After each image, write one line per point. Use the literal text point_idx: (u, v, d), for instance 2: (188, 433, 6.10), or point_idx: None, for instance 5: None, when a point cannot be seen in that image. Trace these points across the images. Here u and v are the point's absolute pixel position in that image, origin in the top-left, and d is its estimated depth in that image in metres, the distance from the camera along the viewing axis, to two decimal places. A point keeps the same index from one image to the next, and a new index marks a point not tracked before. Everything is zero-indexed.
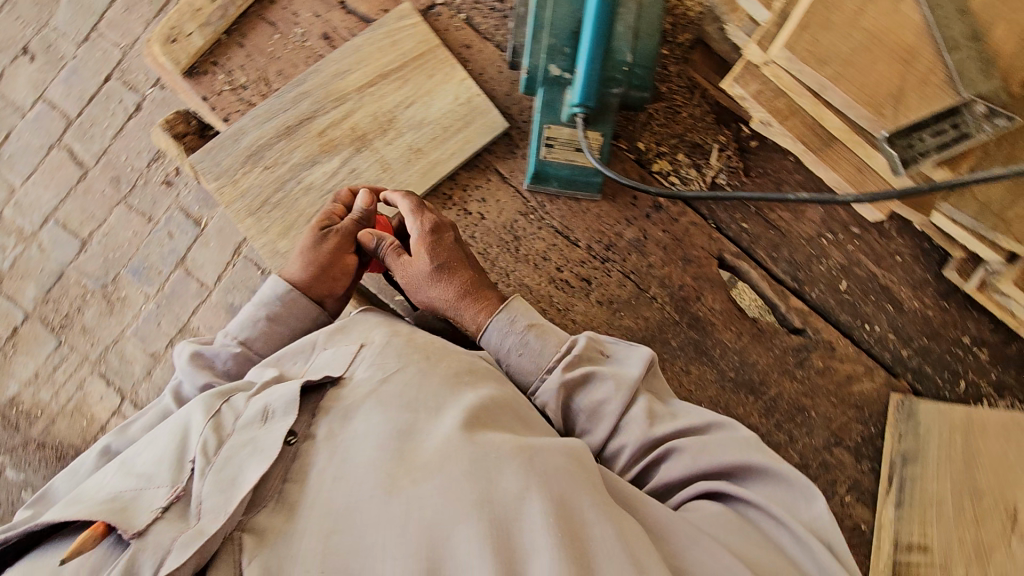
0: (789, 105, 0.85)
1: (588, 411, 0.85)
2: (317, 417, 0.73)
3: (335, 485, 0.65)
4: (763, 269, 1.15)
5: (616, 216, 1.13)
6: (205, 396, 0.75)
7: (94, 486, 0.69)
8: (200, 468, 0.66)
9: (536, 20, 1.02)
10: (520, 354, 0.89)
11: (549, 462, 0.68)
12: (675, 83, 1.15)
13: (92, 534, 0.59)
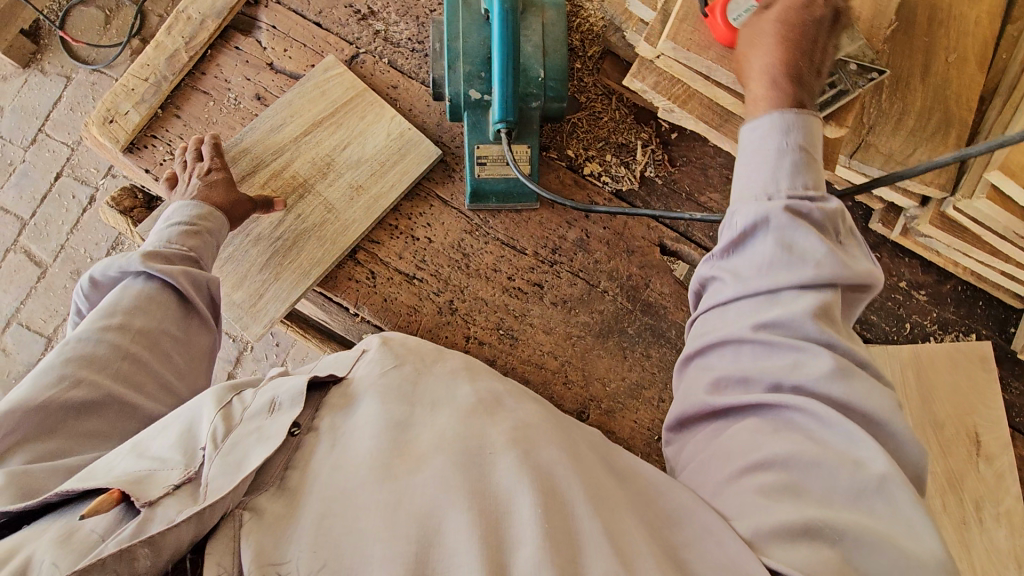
0: (686, 90, 0.92)
1: (768, 258, 0.67)
2: (320, 411, 0.67)
3: (334, 473, 0.59)
4: (704, 249, 1.21)
5: (557, 220, 1.19)
6: (216, 390, 0.70)
7: (95, 470, 0.61)
8: (210, 454, 0.59)
9: (451, 51, 1.08)
10: (755, 169, 0.72)
11: (546, 448, 0.63)
12: (592, 90, 1.23)
13: (108, 498, 0.53)
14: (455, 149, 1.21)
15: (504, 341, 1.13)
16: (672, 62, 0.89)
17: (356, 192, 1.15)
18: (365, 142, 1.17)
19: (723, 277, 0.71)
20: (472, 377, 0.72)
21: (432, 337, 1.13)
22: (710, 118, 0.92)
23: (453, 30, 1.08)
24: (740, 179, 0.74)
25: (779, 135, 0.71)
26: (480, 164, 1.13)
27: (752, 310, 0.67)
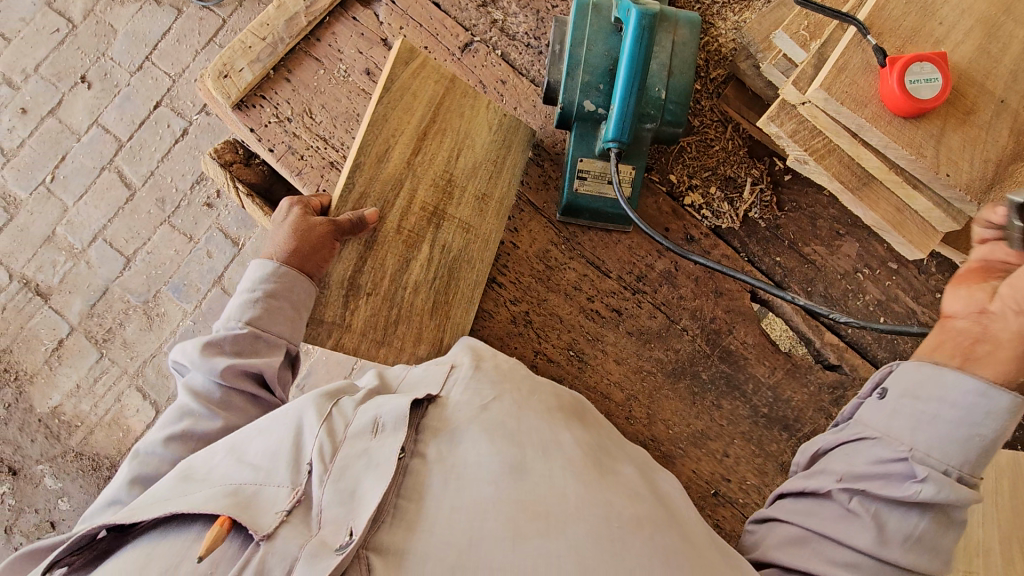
0: (826, 144, 0.84)
1: (904, 534, 0.65)
2: (423, 435, 0.73)
3: (455, 514, 0.64)
4: (798, 303, 1.14)
5: (647, 247, 1.14)
6: (314, 397, 0.78)
7: (202, 471, 0.71)
8: (318, 474, 0.67)
9: (571, 58, 1.02)
10: (944, 434, 0.66)
11: (661, 531, 0.66)
12: (708, 117, 1.16)
13: (220, 529, 0.59)
14: (554, 155, 1.16)
15: (574, 364, 1.11)
16: (818, 112, 0.81)
17: (483, 203, 1.11)
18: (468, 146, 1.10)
19: (871, 527, 0.66)
20: (568, 428, 0.78)
21: (502, 346, 1.11)
22: (846, 178, 0.84)
23: (576, 36, 1.02)
24: (913, 431, 0.68)
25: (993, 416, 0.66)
26: (580, 178, 1.08)
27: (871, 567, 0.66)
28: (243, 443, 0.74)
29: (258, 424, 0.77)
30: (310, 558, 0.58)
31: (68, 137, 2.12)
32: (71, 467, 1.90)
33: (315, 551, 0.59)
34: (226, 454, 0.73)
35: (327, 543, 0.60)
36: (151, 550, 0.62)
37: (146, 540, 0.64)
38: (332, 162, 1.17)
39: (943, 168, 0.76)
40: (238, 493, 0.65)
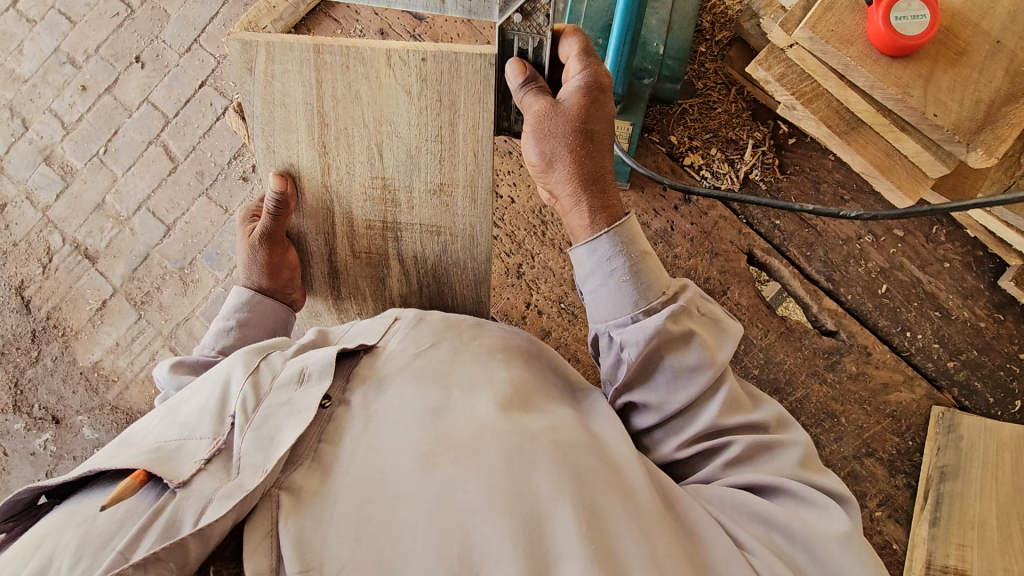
0: (814, 88, 0.83)
1: (664, 382, 0.70)
2: (352, 383, 0.69)
3: (368, 452, 0.61)
4: (796, 267, 1.13)
5: (644, 206, 1.15)
6: (244, 353, 0.73)
7: (135, 434, 0.67)
8: (239, 424, 0.63)
9: (571, 16, 1.06)
10: (612, 296, 0.72)
11: (584, 462, 0.61)
12: (712, 78, 1.16)
13: (133, 481, 0.56)
14: None
15: (564, 316, 1.13)
16: (806, 55, 0.81)
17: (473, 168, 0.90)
18: (397, 131, 0.90)
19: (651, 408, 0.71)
20: (504, 363, 0.74)
21: (495, 296, 1.14)
22: (834, 123, 0.84)
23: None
24: (596, 314, 0.74)
25: (609, 260, 0.72)
26: None
27: (677, 429, 0.70)
28: (176, 404, 0.71)
29: (193, 384, 0.73)
30: (219, 501, 0.54)
31: (120, 113, 2.18)
32: (106, 419, 2.00)
33: (225, 493, 0.54)
34: (158, 415, 0.70)
35: (239, 485, 0.55)
36: (73, 509, 0.58)
37: (75, 499, 0.60)
38: None
39: (930, 108, 0.76)
40: (161, 447, 0.61)
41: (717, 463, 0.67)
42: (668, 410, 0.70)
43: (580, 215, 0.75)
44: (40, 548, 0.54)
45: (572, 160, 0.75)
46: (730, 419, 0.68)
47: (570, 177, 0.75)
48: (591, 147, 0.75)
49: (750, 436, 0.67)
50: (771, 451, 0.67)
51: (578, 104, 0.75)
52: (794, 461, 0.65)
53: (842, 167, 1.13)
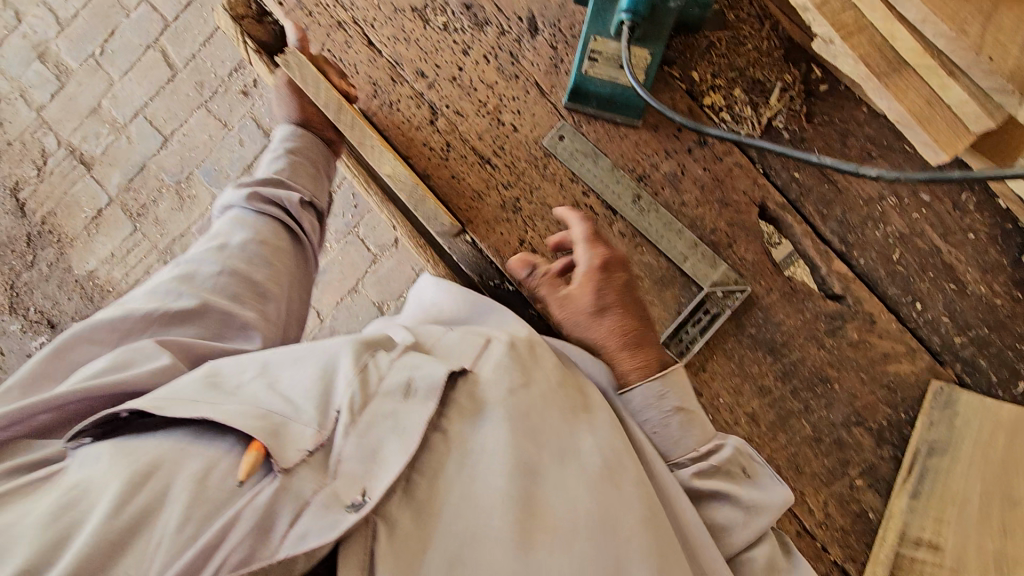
0: (857, 20, 0.75)
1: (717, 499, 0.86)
2: (449, 412, 0.78)
3: (466, 504, 0.71)
4: (809, 225, 1.06)
5: (655, 146, 1.07)
6: (353, 342, 0.79)
7: (233, 379, 0.74)
8: (344, 424, 0.70)
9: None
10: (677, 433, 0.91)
11: (665, 552, 0.75)
12: (746, 11, 1.06)
13: (254, 457, 0.65)
14: (571, 38, 1.09)
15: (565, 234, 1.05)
16: None
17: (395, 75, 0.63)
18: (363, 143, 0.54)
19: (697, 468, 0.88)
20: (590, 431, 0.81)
21: (487, 230, 1.07)
22: (874, 62, 0.75)
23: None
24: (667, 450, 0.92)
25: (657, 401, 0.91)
26: (591, 59, 1.01)
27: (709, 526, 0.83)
28: (276, 366, 0.77)
29: (293, 351, 0.79)
30: (322, 508, 0.64)
31: None
32: None
33: (327, 502, 0.65)
34: (255, 370, 0.76)
35: (339, 497, 0.66)
36: (182, 449, 0.66)
37: (168, 431, 0.68)
38: (340, 22, 1.11)
39: (986, 50, 0.68)
40: (268, 418, 0.69)
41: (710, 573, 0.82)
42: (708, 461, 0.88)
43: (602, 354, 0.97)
44: (151, 477, 0.62)
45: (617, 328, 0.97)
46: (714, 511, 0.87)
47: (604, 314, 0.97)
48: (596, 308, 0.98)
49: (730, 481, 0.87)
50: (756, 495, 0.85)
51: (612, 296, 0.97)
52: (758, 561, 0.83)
53: (874, 121, 1.05)
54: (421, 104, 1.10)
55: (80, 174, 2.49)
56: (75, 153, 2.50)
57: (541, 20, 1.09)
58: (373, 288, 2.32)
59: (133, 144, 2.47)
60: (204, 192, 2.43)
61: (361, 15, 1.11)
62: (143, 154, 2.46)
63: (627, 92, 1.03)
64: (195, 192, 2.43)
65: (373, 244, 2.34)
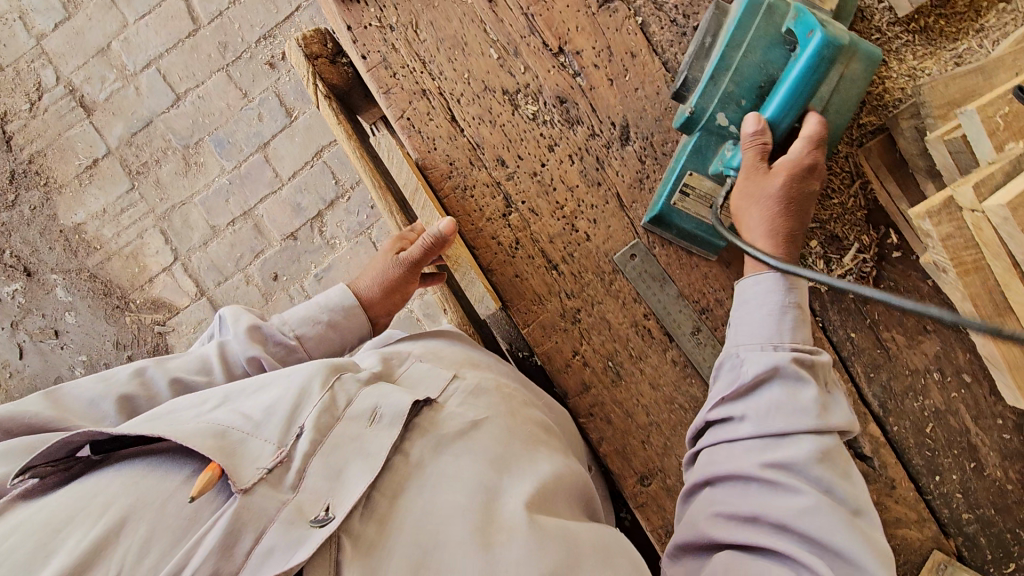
0: (976, 260, 0.80)
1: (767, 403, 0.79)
2: (410, 433, 0.79)
3: (427, 517, 0.71)
4: (854, 385, 1.08)
5: (723, 282, 1.06)
6: (322, 366, 0.82)
7: (188, 415, 0.75)
8: (307, 443, 0.72)
9: (721, 61, 0.93)
10: (758, 323, 0.86)
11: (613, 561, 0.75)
12: (836, 162, 1.04)
13: (213, 474, 0.64)
14: (660, 155, 1.05)
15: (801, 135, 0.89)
16: (986, 226, 0.77)
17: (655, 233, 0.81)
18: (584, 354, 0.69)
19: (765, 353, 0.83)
20: (548, 458, 0.85)
21: (542, 336, 1.06)
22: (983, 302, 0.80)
23: (738, 32, 0.92)
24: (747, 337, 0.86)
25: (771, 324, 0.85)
26: (681, 193, 1.01)
27: (760, 450, 0.77)
28: (237, 394, 0.79)
29: (265, 380, 0.81)
30: (285, 525, 0.64)
31: None
32: None
33: (292, 518, 0.65)
34: (215, 402, 0.78)
35: (304, 512, 0.66)
36: (142, 479, 0.67)
37: (117, 466, 0.69)
38: (424, 90, 1.04)
39: None
40: (225, 436, 0.70)
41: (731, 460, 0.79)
42: (739, 380, 0.83)
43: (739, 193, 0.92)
44: (112, 511, 0.63)
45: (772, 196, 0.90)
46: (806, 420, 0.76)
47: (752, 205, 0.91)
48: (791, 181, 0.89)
49: (785, 386, 0.80)
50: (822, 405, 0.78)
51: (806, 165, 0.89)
52: (811, 450, 0.74)
53: (936, 296, 1.06)
54: (495, 194, 1.05)
55: (77, 117, 2.31)
56: (75, 94, 2.31)
57: (634, 130, 1.05)
58: None
59: (141, 96, 2.30)
60: (213, 161, 2.31)
61: (447, 87, 1.04)
62: (151, 110, 2.30)
63: (706, 233, 1.02)
64: (203, 161, 2.31)
65: None
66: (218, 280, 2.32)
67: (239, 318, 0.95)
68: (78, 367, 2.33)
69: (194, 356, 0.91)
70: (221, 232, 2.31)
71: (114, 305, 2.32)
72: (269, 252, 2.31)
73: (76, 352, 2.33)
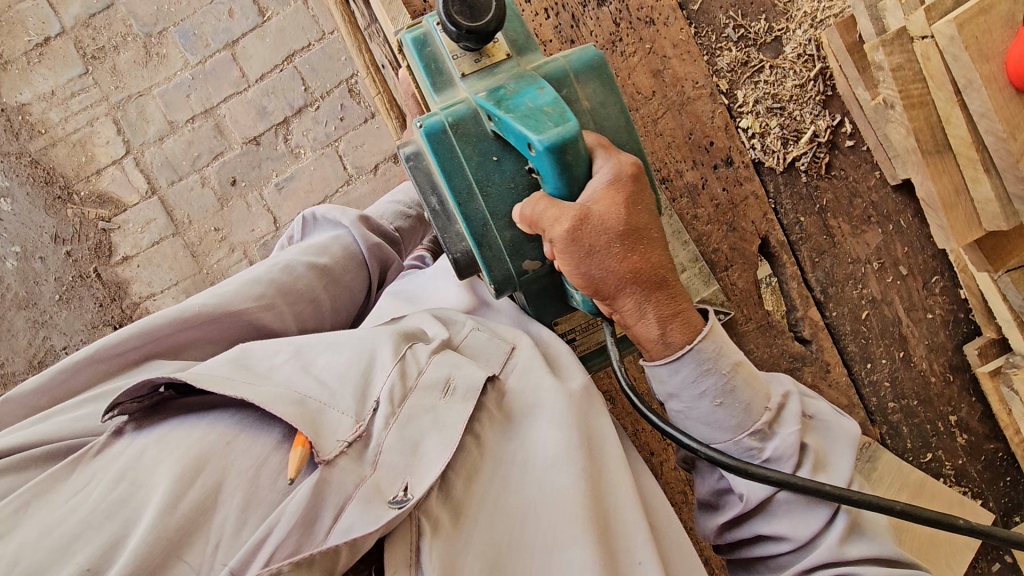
0: (921, 93, 0.96)
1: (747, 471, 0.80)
2: (478, 412, 0.84)
3: (503, 491, 0.80)
4: (800, 269, 1.11)
5: (685, 153, 1.08)
6: (393, 334, 0.87)
7: (259, 365, 0.83)
8: (384, 414, 0.79)
9: (474, 229, 0.82)
10: (705, 418, 0.80)
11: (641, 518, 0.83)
12: (797, 43, 1.07)
13: (301, 450, 0.73)
14: (635, 20, 1.06)
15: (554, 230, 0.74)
16: (931, 54, 0.94)
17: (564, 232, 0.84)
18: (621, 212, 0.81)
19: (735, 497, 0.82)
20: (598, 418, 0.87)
21: None
22: (927, 137, 0.97)
23: (456, 186, 0.82)
24: (691, 426, 0.82)
25: (702, 382, 0.79)
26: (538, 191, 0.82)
27: (754, 490, 0.79)
28: (308, 352, 0.85)
29: (332, 339, 0.87)
30: (363, 501, 0.72)
31: None
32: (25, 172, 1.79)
33: (369, 496, 0.73)
34: (286, 355, 0.85)
35: (381, 492, 0.74)
36: (216, 431, 0.76)
37: (213, 417, 0.77)
38: None
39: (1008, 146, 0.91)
40: (304, 405, 0.77)
41: (782, 543, 0.79)
42: (695, 405, 0.80)
43: (653, 324, 0.76)
44: (206, 473, 0.72)
45: (634, 278, 0.73)
46: (811, 413, 0.85)
47: (644, 293, 0.75)
48: (644, 203, 0.75)
49: (753, 439, 0.79)
50: (822, 449, 0.82)
51: (633, 167, 0.75)
52: (790, 498, 0.78)
53: (883, 189, 1.10)
54: None
55: None
56: None
57: None
58: None
59: None
60: (176, 54, 2.20)
61: None
62: None
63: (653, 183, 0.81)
64: (166, 52, 2.20)
65: (351, 164, 2.22)
66: (172, 179, 2.21)
67: (347, 211, 1.14)
68: (11, 257, 2.19)
69: (309, 245, 1.09)
70: (179, 128, 2.21)
71: (55, 195, 2.19)
72: (228, 155, 2.22)
73: (9, 242, 2.19)
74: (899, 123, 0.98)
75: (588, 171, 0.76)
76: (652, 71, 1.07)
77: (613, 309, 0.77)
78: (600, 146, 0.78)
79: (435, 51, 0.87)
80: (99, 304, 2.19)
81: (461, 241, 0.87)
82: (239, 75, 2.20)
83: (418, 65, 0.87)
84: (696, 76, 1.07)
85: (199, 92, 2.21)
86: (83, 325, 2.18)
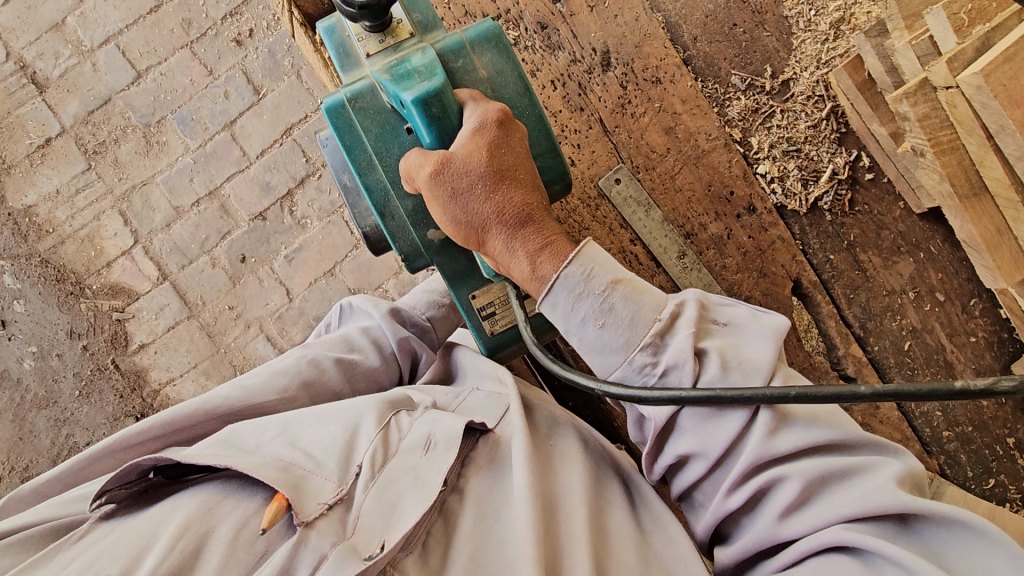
0: (952, 140, 0.98)
1: (567, 305, 0.77)
2: (466, 470, 0.84)
3: (469, 536, 0.77)
4: (835, 307, 1.10)
5: (706, 206, 1.07)
6: (377, 402, 0.89)
7: (246, 441, 0.84)
8: (365, 479, 0.79)
9: (377, 200, 0.88)
10: (598, 342, 0.77)
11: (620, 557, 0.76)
12: (805, 85, 1.09)
13: (277, 507, 0.72)
14: (642, 81, 1.07)
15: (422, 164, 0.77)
16: (957, 102, 0.94)
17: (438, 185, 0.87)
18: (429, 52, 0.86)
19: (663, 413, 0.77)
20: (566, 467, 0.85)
21: None
22: (962, 185, 0.98)
23: (356, 159, 0.86)
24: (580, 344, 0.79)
25: (579, 287, 0.76)
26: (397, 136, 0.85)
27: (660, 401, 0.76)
28: (295, 427, 0.87)
29: (322, 411, 0.89)
30: (336, 562, 0.70)
31: None
32: None
33: (345, 554, 0.71)
34: (275, 432, 0.86)
35: (357, 551, 0.71)
36: (197, 504, 0.75)
37: (196, 488, 0.78)
38: None
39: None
40: (288, 470, 0.78)
41: (700, 463, 0.76)
42: (553, 306, 0.77)
43: (522, 261, 0.77)
44: (182, 541, 0.71)
45: (497, 218, 0.76)
46: (721, 319, 0.79)
47: (509, 231, 0.77)
48: (507, 145, 0.77)
49: (569, 293, 0.76)
50: (734, 350, 0.76)
51: (499, 115, 0.78)
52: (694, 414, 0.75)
53: (908, 218, 1.09)
54: None
55: (29, 95, 2.24)
56: (27, 70, 2.24)
57: (615, 56, 1.07)
58: (351, 273, 2.19)
59: (99, 73, 2.24)
60: (176, 140, 2.23)
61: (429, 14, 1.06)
62: (110, 87, 2.23)
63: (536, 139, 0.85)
64: (165, 140, 2.23)
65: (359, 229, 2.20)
66: (181, 263, 2.21)
67: (378, 303, 1.14)
68: (27, 358, 2.18)
69: (337, 336, 1.10)
70: (185, 212, 2.22)
71: (67, 292, 2.19)
72: (234, 233, 2.22)
73: (25, 343, 2.19)
74: (931, 169, 1.00)
75: (460, 121, 0.78)
76: (664, 129, 1.07)
77: (489, 256, 0.80)
78: (472, 98, 0.80)
79: (344, 35, 0.90)
80: (119, 397, 2.17)
81: (369, 216, 0.95)
82: (240, 154, 2.23)
83: (329, 49, 0.89)
84: (708, 129, 1.07)
85: (200, 174, 2.23)
86: (103, 419, 2.15)
